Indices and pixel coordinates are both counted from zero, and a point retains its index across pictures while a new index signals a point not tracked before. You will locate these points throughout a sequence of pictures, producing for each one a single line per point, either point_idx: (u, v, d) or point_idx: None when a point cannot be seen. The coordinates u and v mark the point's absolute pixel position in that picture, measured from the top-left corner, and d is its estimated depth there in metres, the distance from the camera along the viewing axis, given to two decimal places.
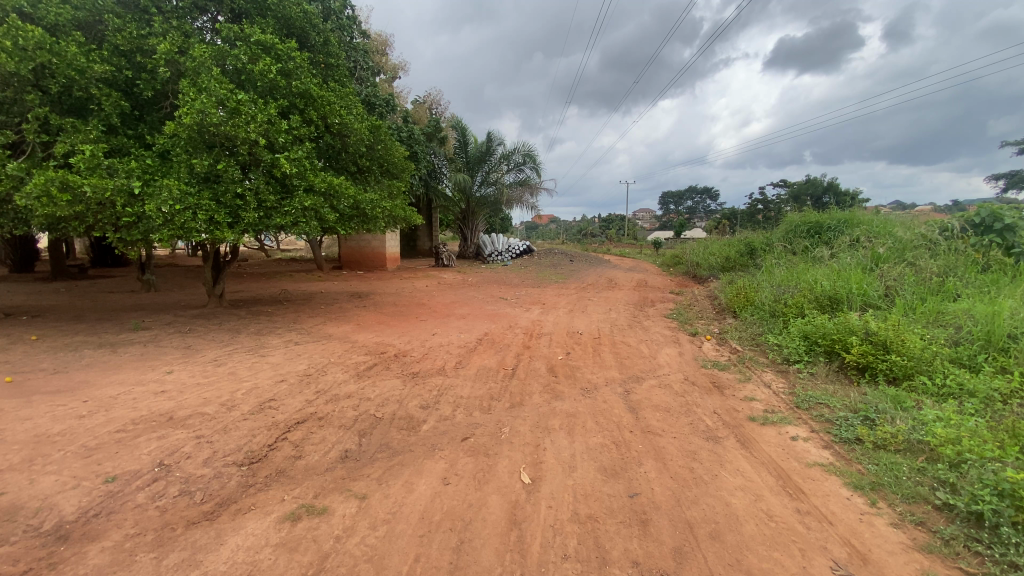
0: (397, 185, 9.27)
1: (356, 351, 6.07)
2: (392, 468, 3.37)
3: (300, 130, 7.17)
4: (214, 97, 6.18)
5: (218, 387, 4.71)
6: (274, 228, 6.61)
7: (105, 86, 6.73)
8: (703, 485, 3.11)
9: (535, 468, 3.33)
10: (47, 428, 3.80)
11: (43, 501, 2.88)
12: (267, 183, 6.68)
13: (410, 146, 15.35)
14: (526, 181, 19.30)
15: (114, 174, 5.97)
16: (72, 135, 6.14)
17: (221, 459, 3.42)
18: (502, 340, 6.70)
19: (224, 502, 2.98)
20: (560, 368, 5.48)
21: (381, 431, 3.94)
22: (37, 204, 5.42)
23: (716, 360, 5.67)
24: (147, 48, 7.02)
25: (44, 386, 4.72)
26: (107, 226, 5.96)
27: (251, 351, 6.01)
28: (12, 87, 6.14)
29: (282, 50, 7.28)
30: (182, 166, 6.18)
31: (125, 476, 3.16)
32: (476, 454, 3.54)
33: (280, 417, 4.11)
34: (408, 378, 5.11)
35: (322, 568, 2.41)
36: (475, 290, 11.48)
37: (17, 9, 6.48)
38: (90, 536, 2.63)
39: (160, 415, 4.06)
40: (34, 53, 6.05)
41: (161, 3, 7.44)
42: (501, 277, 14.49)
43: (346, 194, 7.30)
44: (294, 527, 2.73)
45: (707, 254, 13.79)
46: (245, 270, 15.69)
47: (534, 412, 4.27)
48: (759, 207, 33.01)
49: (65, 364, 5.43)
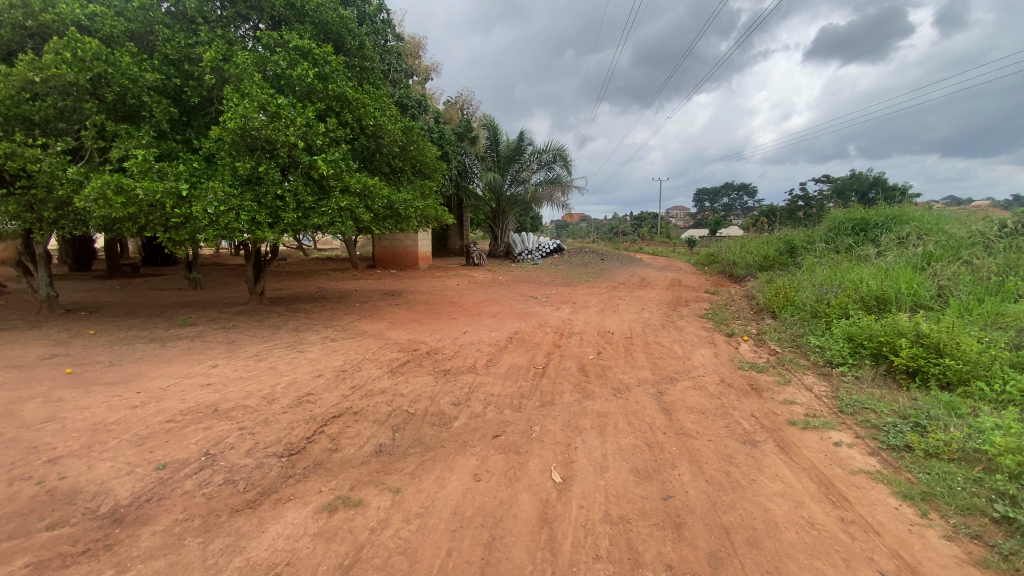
0: (429, 184, 9.36)
1: (389, 348, 6.18)
2: (424, 463, 3.43)
3: (337, 132, 7.36)
4: (255, 102, 6.42)
5: (259, 380, 4.90)
6: (312, 228, 6.84)
7: (156, 94, 7.08)
8: (740, 490, 3.02)
9: (566, 467, 3.32)
10: (104, 416, 4.04)
11: (100, 486, 3.06)
12: (305, 184, 6.89)
13: (442, 146, 15.57)
14: (556, 179, 19.24)
15: (164, 177, 6.26)
16: (127, 141, 6.50)
17: (263, 450, 3.55)
18: (532, 339, 6.68)
19: (265, 491, 3.10)
20: (590, 368, 5.43)
21: (413, 426, 4.01)
22: (95, 207, 5.74)
23: (754, 361, 5.50)
24: (194, 56, 7.35)
25: (100, 378, 5.01)
26: (158, 226, 6.29)
27: (290, 347, 6.21)
28: (72, 95, 6.50)
29: (319, 55, 7.54)
30: (226, 169, 6.45)
31: (174, 464, 3.33)
32: (507, 451, 3.55)
33: (318, 410, 4.23)
34: (439, 376, 5.16)
35: (358, 559, 2.47)
36: (505, 289, 11.47)
37: (74, 22, 6.88)
38: (143, 520, 2.79)
39: (207, 406, 4.25)
40: (92, 64, 6.43)
41: (207, 13, 7.73)
42: (530, 276, 14.41)
43: (380, 194, 7.42)
44: (331, 517, 2.81)
45: (745, 252, 13.35)
46: (283, 270, 15.76)
47: (565, 412, 4.25)
48: (801, 204, 31.83)
49: (119, 357, 5.75)
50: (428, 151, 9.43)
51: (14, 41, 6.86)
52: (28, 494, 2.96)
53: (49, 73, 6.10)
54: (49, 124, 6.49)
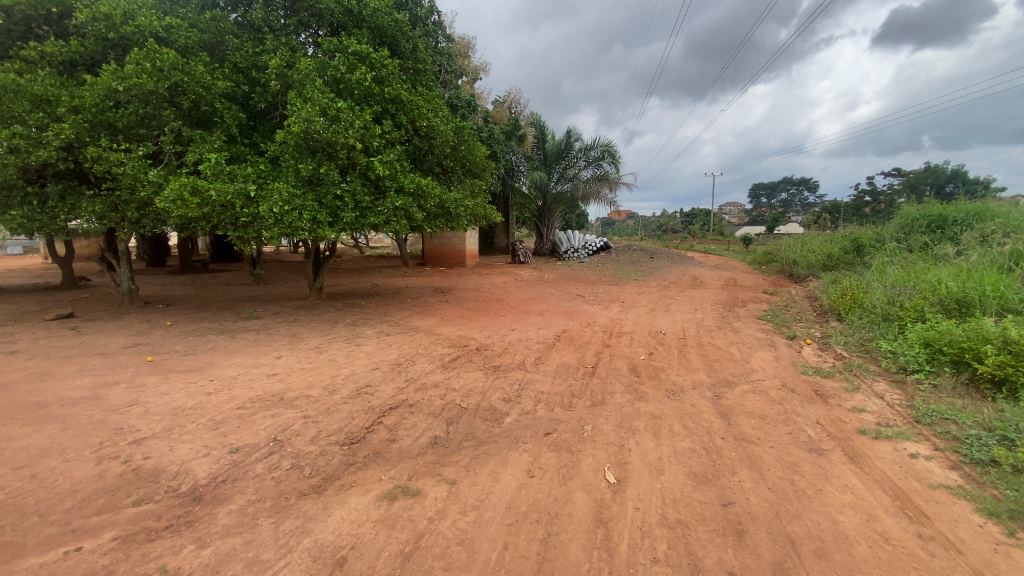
0: (479, 183, 9.45)
1: (440, 344, 6.33)
2: (478, 457, 3.49)
3: (392, 134, 7.60)
4: (317, 106, 6.73)
5: (320, 372, 5.15)
6: (368, 227, 7.10)
7: (226, 100, 7.55)
8: (806, 499, 2.89)
9: (620, 468, 3.29)
10: (182, 402, 4.37)
11: (181, 466, 3.32)
12: (362, 184, 7.15)
13: (491, 145, 15.77)
14: (604, 176, 18.97)
15: (234, 179, 6.66)
16: (201, 145, 6.97)
17: (326, 438, 3.73)
18: (581, 337, 6.64)
19: (329, 477, 3.26)
20: (642, 368, 5.35)
21: (466, 420, 4.09)
22: (173, 207, 6.20)
23: (818, 366, 5.23)
24: (260, 63, 7.77)
25: (178, 366, 5.42)
26: (228, 226, 6.71)
27: (348, 340, 6.49)
28: (152, 103, 7.02)
29: (376, 59, 7.81)
30: (290, 171, 6.80)
31: (245, 448, 3.55)
32: (560, 449, 3.56)
33: (376, 401, 4.41)
34: (489, 372, 5.23)
35: (417, 547, 2.56)
36: (552, 288, 11.44)
37: (154, 34, 7.43)
38: (219, 500, 3.00)
39: (273, 395, 4.51)
40: (169, 73, 6.93)
41: (271, 22, 8.15)
42: (577, 274, 14.27)
43: (433, 193, 7.57)
44: (391, 505, 2.92)
45: (806, 251, 12.69)
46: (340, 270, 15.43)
47: (617, 412, 4.20)
48: (867, 200, 29.90)
49: (194, 347, 6.19)
50: (477, 150, 9.53)
51: (99, 53, 7.48)
52: (117, 471, 3.25)
53: (132, 82, 6.64)
54: (132, 130, 7.04)
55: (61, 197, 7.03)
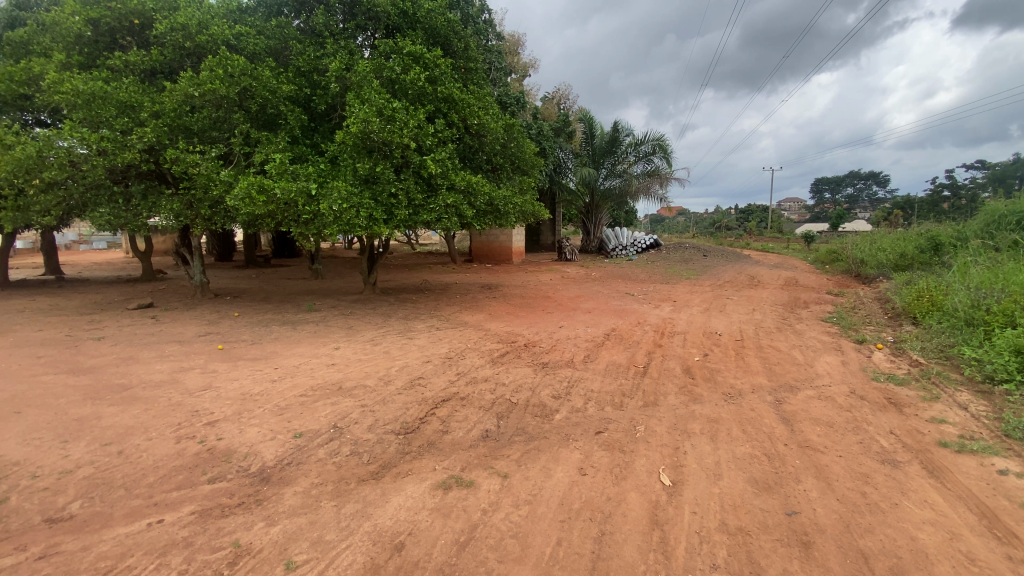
0: (529, 180, 9.45)
1: (489, 339, 6.40)
2: (529, 452, 3.51)
3: (444, 132, 7.75)
4: (374, 107, 6.95)
5: (375, 363, 5.33)
6: (421, 224, 7.27)
7: (289, 103, 7.92)
8: (879, 513, 2.72)
9: (675, 471, 3.22)
10: (250, 388, 4.65)
11: (250, 448, 3.54)
12: (416, 182, 7.33)
13: (540, 142, 15.77)
14: (655, 171, 18.53)
15: (296, 178, 6.99)
16: (267, 146, 7.35)
17: (382, 427, 3.87)
18: (632, 336, 6.53)
19: (386, 465, 3.38)
20: (697, 370, 5.19)
21: (517, 415, 4.12)
22: (243, 205, 6.59)
23: (890, 372, 4.90)
24: (321, 67, 8.10)
25: (245, 354, 5.77)
26: (291, 222, 7.05)
27: (400, 333, 6.68)
28: (224, 107, 7.48)
29: (429, 59, 7.97)
30: (348, 170, 7.06)
31: (308, 433, 3.74)
32: (612, 449, 3.53)
33: (428, 393, 4.52)
34: (538, 368, 5.23)
35: (472, 537, 2.62)
36: (600, 285, 11.30)
37: (225, 42, 7.92)
38: (285, 481, 3.17)
39: (332, 384, 4.72)
40: (239, 78, 7.36)
41: (331, 27, 8.48)
42: (626, 272, 14.01)
43: (483, 190, 7.64)
44: (446, 495, 2.99)
45: (875, 250, 11.88)
46: (399, 270, 14.66)
47: (671, 414, 4.11)
48: (946, 195, 27.62)
49: (259, 336, 6.56)
50: (526, 147, 9.54)
51: (177, 61, 8.04)
52: (193, 450, 3.50)
53: (206, 88, 7.09)
54: (206, 133, 7.51)
55: (143, 196, 7.60)
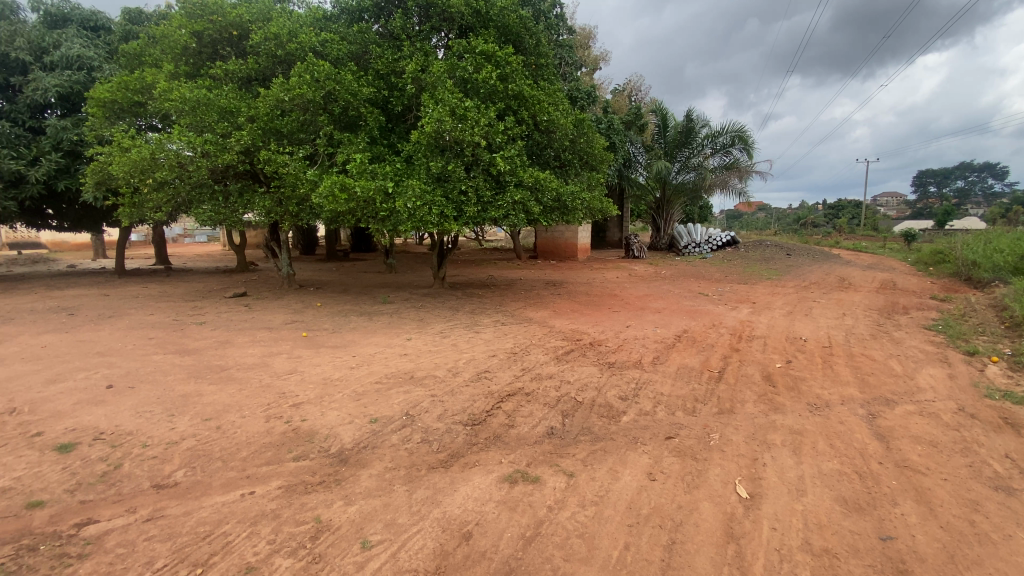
0: (597, 176, 9.29)
1: (555, 336, 6.39)
2: (595, 452, 3.48)
3: (514, 130, 7.82)
4: (448, 107, 7.13)
5: (444, 355, 5.51)
6: (489, 221, 7.39)
7: (369, 105, 8.32)
8: (992, 546, 2.44)
9: (752, 483, 3.06)
10: (331, 373, 4.97)
11: (330, 430, 3.78)
12: (485, 179, 7.45)
13: (609, 136, 15.48)
14: (733, 164, 17.72)
15: (374, 176, 7.33)
16: (348, 147, 7.77)
17: (451, 417, 3.99)
18: (705, 339, 6.26)
19: (454, 454, 3.49)
20: (777, 377, 4.89)
21: (583, 414, 4.09)
22: (327, 203, 7.02)
23: (1008, 390, 4.33)
24: (398, 69, 8.43)
25: (326, 342, 6.17)
26: (368, 219, 7.42)
27: (468, 327, 6.85)
28: (310, 111, 8.00)
29: (501, 56, 8.06)
30: (422, 169, 7.31)
31: (383, 419, 3.94)
32: (683, 455, 3.41)
33: (494, 387, 4.60)
34: (605, 368, 5.16)
35: (538, 533, 2.64)
36: (670, 285, 10.89)
37: (313, 49, 8.45)
38: (362, 464, 3.36)
39: (404, 373, 4.94)
40: (324, 83, 7.83)
41: (408, 29, 8.77)
42: (699, 271, 13.43)
43: (551, 187, 7.62)
44: (512, 489, 3.04)
45: (992, 250, 10.54)
46: (467, 270, 13.67)
47: (749, 423, 3.90)
48: None
49: (338, 326, 6.99)
50: (596, 142, 9.38)
51: (269, 68, 8.69)
52: (280, 429, 3.80)
53: (296, 93, 7.61)
54: (294, 135, 8.08)
55: (240, 194, 8.32)
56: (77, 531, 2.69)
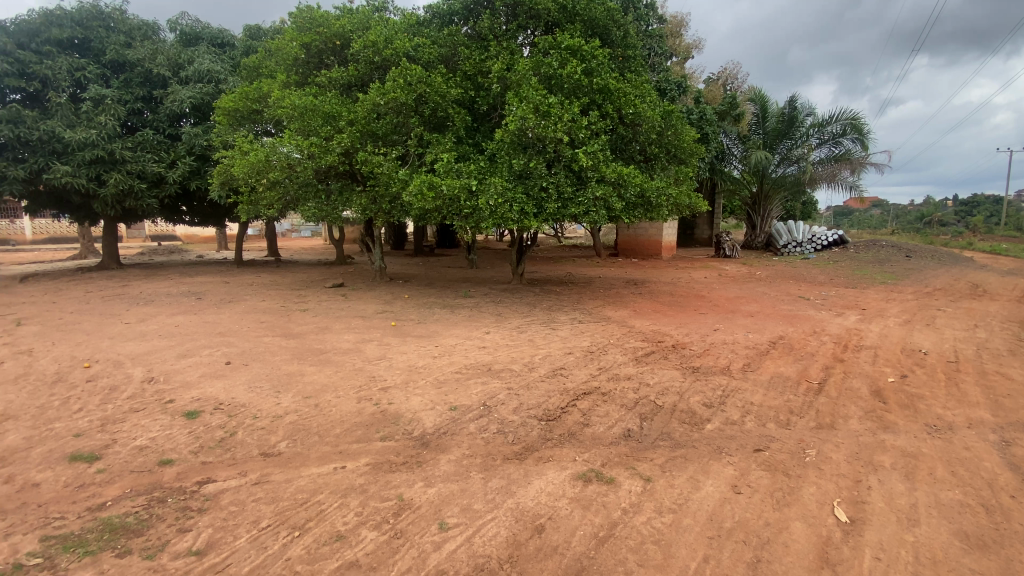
0: (685, 170, 8.85)
1: (635, 336, 6.22)
2: (675, 459, 3.34)
3: (598, 124, 7.69)
4: (531, 104, 7.19)
5: (522, 350, 5.58)
6: (569, 218, 7.35)
7: (456, 105, 8.62)
8: None
9: (853, 507, 2.79)
10: (415, 361, 5.24)
11: (412, 414, 3.99)
12: (566, 175, 7.41)
13: (700, 128, 14.70)
14: (843, 156, 16.20)
15: (459, 174, 7.59)
16: (436, 147, 8.10)
17: (526, 411, 4.04)
18: (803, 347, 5.77)
19: (529, 448, 3.53)
20: (888, 392, 4.39)
21: (662, 419, 3.95)
22: (416, 201, 7.39)
23: None
24: (485, 69, 8.64)
25: (412, 331, 6.51)
26: (453, 215, 7.69)
27: (545, 323, 6.87)
28: (403, 113, 8.46)
29: (586, 51, 7.97)
30: (504, 166, 7.44)
31: (461, 407, 4.09)
32: (773, 470, 3.18)
33: (570, 384, 4.58)
34: (687, 372, 4.94)
35: (612, 534, 2.60)
36: (765, 287, 10.13)
37: (406, 54, 8.91)
38: (441, 448, 3.52)
39: (482, 365, 5.07)
40: (416, 86, 8.22)
41: (496, 29, 8.92)
42: (798, 273, 12.36)
43: (634, 182, 7.39)
44: (586, 487, 3.02)
45: None
46: (540, 271, 12.83)
47: (851, 440, 3.55)
48: None
49: (422, 317, 7.34)
50: (685, 134, 8.97)
51: (368, 74, 9.29)
52: (369, 411, 4.06)
53: (390, 97, 8.08)
54: (388, 136, 8.58)
55: (339, 192, 9.01)
56: (198, 488, 3.08)
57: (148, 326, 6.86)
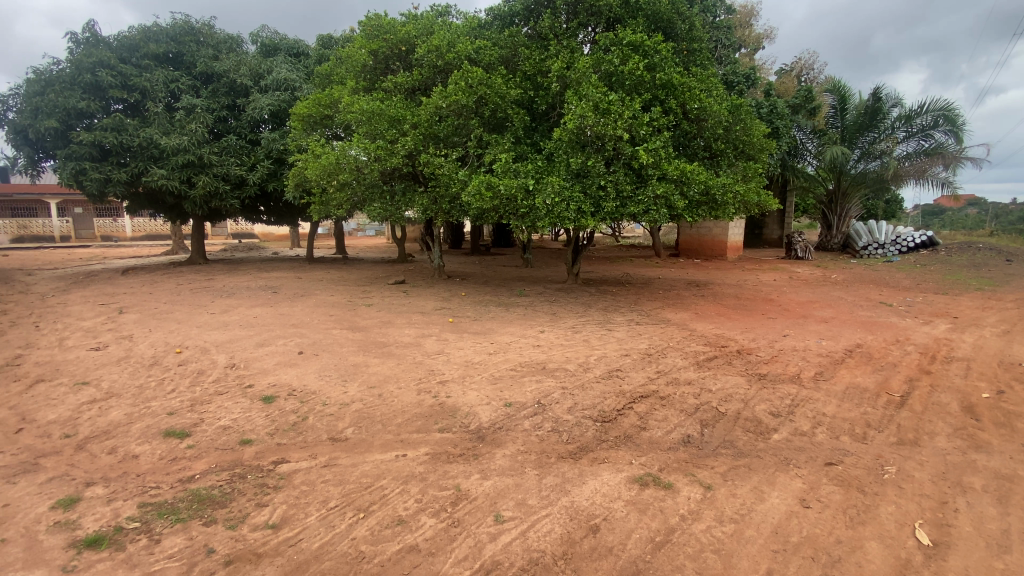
0: (754, 166, 8.44)
1: (696, 340, 6.02)
2: (738, 468, 3.21)
3: (660, 120, 7.50)
4: (591, 102, 7.12)
5: (577, 350, 5.55)
6: (628, 216, 7.22)
7: (516, 106, 8.71)
8: None
9: (937, 529, 2.59)
10: (472, 357, 5.36)
11: (469, 409, 4.09)
12: (626, 173, 7.28)
13: (770, 122, 13.95)
14: (934, 150, 14.81)
15: (517, 174, 7.65)
16: (495, 147, 8.22)
17: (581, 411, 4.03)
18: (882, 356, 5.36)
19: (584, 448, 3.52)
20: (982, 409, 4.00)
21: (725, 426, 3.81)
22: (475, 200, 7.54)
23: None
24: (545, 68, 8.66)
25: (468, 328, 6.65)
26: (510, 215, 7.76)
27: (601, 324, 6.80)
28: (464, 115, 8.65)
29: (649, 46, 7.79)
30: (562, 165, 7.42)
31: (516, 404, 4.14)
32: (847, 485, 2.99)
33: (627, 386, 4.51)
34: (752, 379, 4.72)
35: (669, 540, 2.56)
36: (840, 291, 9.46)
37: (468, 56, 9.12)
38: (497, 443, 3.58)
39: (537, 363, 5.11)
40: (476, 88, 8.39)
41: (556, 28, 8.89)
42: (879, 277, 11.44)
43: (698, 179, 7.15)
44: (642, 491, 2.98)
45: None
46: (597, 270, 12.66)
47: (937, 459, 3.28)
48: None
49: (479, 314, 7.47)
50: (754, 128, 8.56)
51: (431, 78, 9.58)
52: (428, 403, 4.21)
53: (452, 100, 8.30)
54: (448, 138, 8.80)
55: (402, 193, 9.35)
56: (274, 467, 3.33)
57: (230, 316, 7.46)
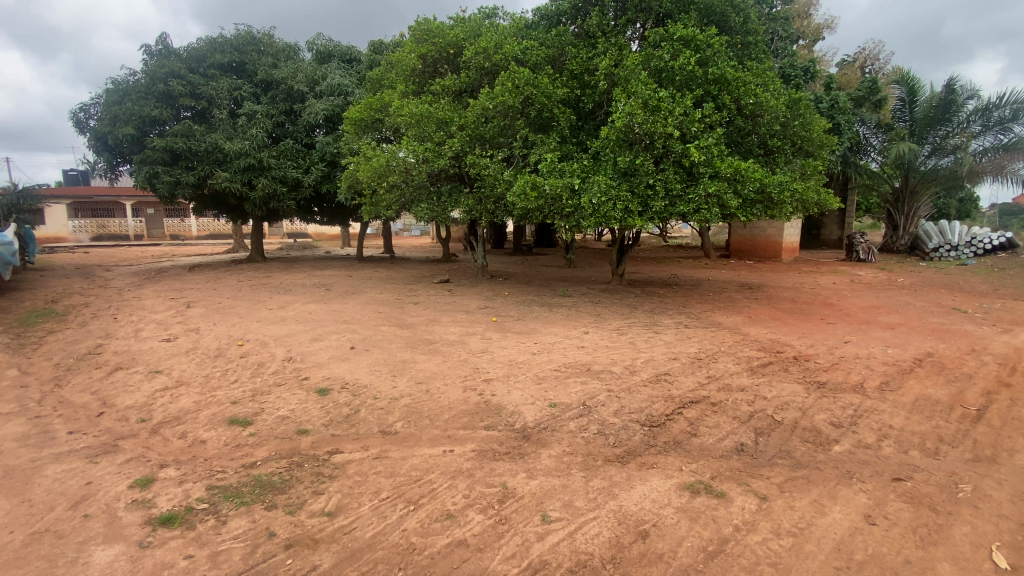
0: (813, 163, 8.04)
1: (748, 345, 5.79)
2: (796, 480, 3.07)
3: (713, 116, 7.26)
4: (640, 99, 6.97)
5: (623, 352, 5.47)
6: (677, 216, 7.05)
7: (562, 105, 8.67)
8: None
9: (1020, 555, 2.40)
10: (517, 356, 5.38)
11: (514, 408, 4.11)
12: (676, 172, 7.11)
13: (830, 116, 13.23)
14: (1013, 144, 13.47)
15: (563, 173, 7.62)
16: (541, 147, 8.22)
17: (628, 414, 3.97)
18: (956, 366, 4.98)
19: (631, 452, 3.47)
20: None
21: (781, 436, 3.65)
22: (520, 200, 7.58)
23: None
24: (592, 67, 8.57)
25: (512, 328, 6.68)
26: (555, 214, 7.74)
27: (647, 326, 6.67)
28: (510, 115, 8.71)
29: (702, 40, 7.56)
30: (609, 164, 7.33)
31: (561, 405, 4.12)
32: (918, 503, 2.81)
33: (675, 391, 4.40)
34: (810, 387, 4.50)
35: (722, 550, 2.48)
36: (908, 296, 8.85)
37: (515, 57, 9.17)
38: (542, 443, 3.59)
39: (582, 364, 5.07)
40: (523, 89, 8.42)
41: (604, 26, 8.78)
42: (953, 281, 10.61)
43: (753, 177, 6.88)
44: (693, 498, 2.90)
45: None
46: (643, 270, 12.59)
47: (1021, 480, 3.03)
48: None
49: (523, 314, 7.50)
50: (814, 123, 8.15)
51: (478, 80, 9.71)
52: (474, 400, 4.26)
53: (498, 100, 8.37)
54: (495, 139, 8.88)
55: (449, 194, 9.53)
56: (329, 457, 3.47)
57: (287, 312, 7.84)
